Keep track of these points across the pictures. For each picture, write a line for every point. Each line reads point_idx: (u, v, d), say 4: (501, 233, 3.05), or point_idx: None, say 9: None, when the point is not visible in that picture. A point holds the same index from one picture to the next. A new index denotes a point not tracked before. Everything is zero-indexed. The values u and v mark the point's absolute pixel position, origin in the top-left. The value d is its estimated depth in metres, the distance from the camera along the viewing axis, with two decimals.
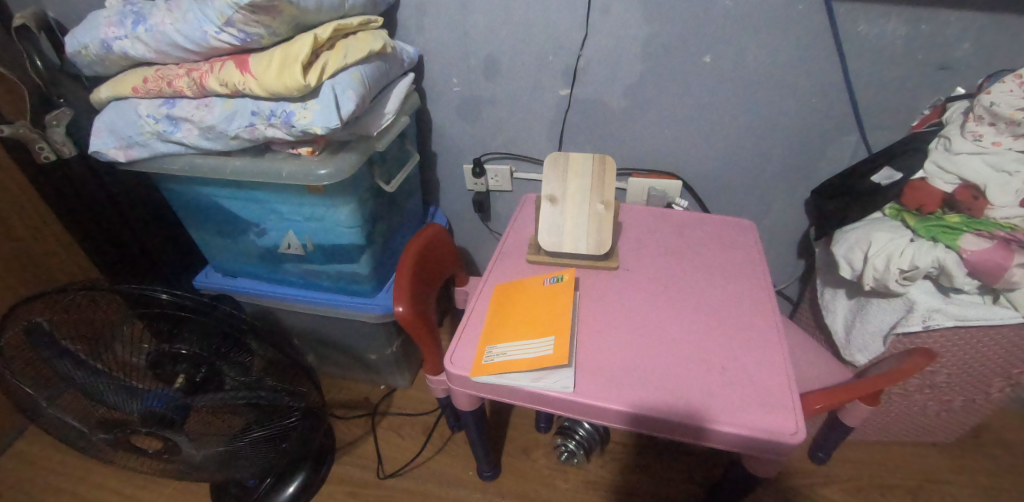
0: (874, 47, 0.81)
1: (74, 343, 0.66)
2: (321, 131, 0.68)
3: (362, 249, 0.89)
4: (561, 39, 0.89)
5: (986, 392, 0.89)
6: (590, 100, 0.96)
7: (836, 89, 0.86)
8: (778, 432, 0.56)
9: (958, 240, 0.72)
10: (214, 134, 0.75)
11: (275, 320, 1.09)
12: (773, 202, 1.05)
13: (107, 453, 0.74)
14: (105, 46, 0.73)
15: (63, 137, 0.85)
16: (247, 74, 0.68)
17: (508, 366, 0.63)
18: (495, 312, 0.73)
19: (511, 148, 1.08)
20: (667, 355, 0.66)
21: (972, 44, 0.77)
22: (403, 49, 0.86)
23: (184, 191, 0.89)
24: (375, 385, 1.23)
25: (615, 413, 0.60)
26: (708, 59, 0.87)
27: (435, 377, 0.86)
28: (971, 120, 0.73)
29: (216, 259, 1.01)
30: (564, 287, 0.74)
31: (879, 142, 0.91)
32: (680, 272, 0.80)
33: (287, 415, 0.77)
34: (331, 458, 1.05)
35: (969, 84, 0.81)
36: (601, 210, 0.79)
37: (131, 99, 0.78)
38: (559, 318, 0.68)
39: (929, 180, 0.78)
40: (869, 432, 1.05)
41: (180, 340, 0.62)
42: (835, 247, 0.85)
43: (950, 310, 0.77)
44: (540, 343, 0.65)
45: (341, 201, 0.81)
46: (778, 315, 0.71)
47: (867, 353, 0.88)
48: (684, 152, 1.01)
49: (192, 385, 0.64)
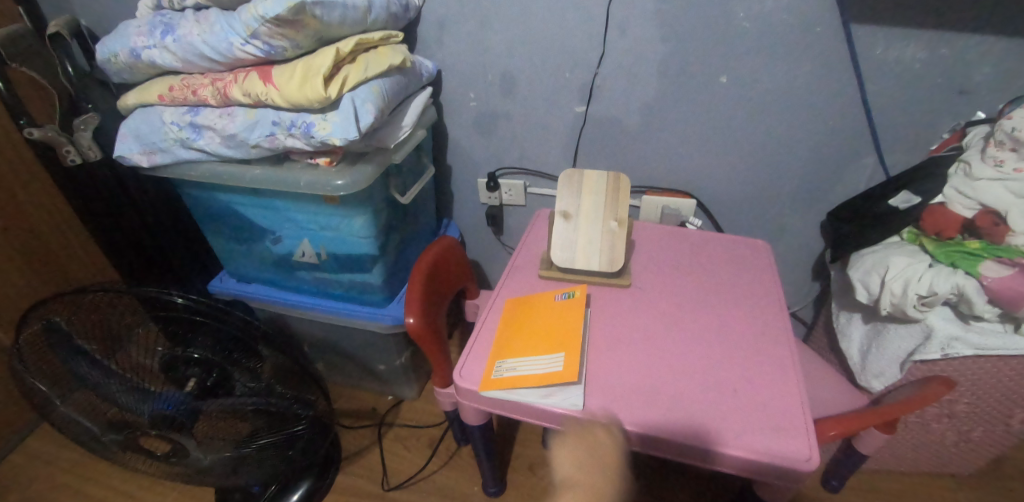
0: (891, 71, 0.81)
1: (90, 344, 0.67)
2: (339, 142, 0.69)
3: (375, 259, 0.89)
4: (578, 56, 0.90)
5: (1007, 423, 0.87)
6: (606, 118, 0.97)
7: (854, 111, 0.86)
8: (792, 458, 0.55)
9: (978, 266, 0.71)
10: (235, 142, 0.76)
11: (286, 327, 1.09)
12: (788, 223, 1.04)
13: (116, 453, 0.75)
14: (133, 55, 0.76)
15: (89, 142, 0.86)
16: (270, 85, 0.69)
17: (514, 381, 0.63)
18: (507, 326, 0.73)
19: (525, 164, 1.08)
20: (678, 375, 0.65)
21: (992, 69, 0.77)
22: (423, 63, 0.88)
23: (203, 196, 0.90)
24: (381, 396, 1.23)
25: (624, 433, 0.59)
26: (724, 79, 0.87)
27: (443, 390, 0.86)
28: (993, 145, 0.72)
29: (230, 264, 1.02)
30: (575, 304, 0.74)
31: (897, 166, 0.91)
32: (693, 292, 0.80)
33: (295, 423, 0.78)
34: (334, 468, 1.04)
35: (990, 108, 0.80)
36: (615, 227, 0.79)
37: (157, 106, 0.80)
38: (570, 335, 0.68)
39: (947, 204, 0.77)
40: (884, 461, 1.02)
41: (194, 345, 0.64)
42: (851, 271, 0.84)
43: (970, 339, 0.76)
44: (548, 359, 0.65)
45: (355, 211, 0.82)
46: (792, 338, 0.70)
47: (884, 379, 0.85)
48: (698, 171, 1.00)
49: (203, 389, 0.66)
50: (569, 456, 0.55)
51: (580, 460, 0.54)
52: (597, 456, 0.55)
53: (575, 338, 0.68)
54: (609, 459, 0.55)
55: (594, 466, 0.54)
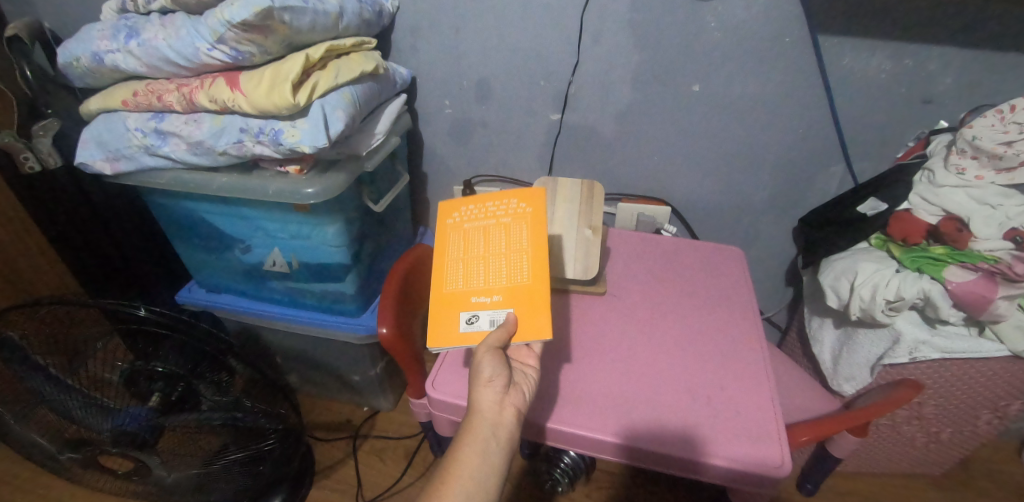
0: (857, 81, 0.83)
1: (49, 358, 0.63)
2: (309, 150, 0.68)
3: (349, 269, 0.88)
4: (553, 64, 0.90)
5: (974, 424, 0.88)
6: (582, 126, 0.97)
7: (823, 120, 0.88)
8: (765, 464, 0.56)
9: (943, 272, 0.73)
10: (202, 149, 0.74)
11: (258, 338, 1.06)
12: (761, 230, 1.06)
13: (77, 474, 0.72)
14: (96, 59, 0.73)
15: (49, 147, 0.84)
16: (236, 91, 0.68)
17: (535, 289, 0.59)
18: (536, 225, 0.64)
19: (501, 171, 1.08)
20: (653, 381, 0.65)
21: (953, 80, 0.79)
22: (397, 71, 0.87)
23: (170, 204, 0.88)
24: (357, 407, 1.20)
25: (600, 443, 0.59)
26: (697, 88, 0.88)
27: (418, 401, 0.84)
28: (955, 153, 0.74)
29: (198, 274, 1.00)
30: (444, 220, 0.68)
31: (864, 174, 0.93)
32: (668, 298, 0.80)
33: (263, 438, 0.74)
34: (309, 480, 1.02)
35: (952, 117, 0.82)
36: (589, 234, 0.79)
37: (121, 112, 0.78)
38: (441, 269, 0.64)
39: (913, 211, 0.79)
40: (858, 463, 1.03)
41: (157, 358, 0.60)
42: (822, 276, 0.86)
43: (936, 342, 0.78)
44: (491, 287, 0.60)
45: (327, 219, 0.80)
46: (764, 345, 0.71)
47: (855, 383, 0.87)
48: (673, 178, 1.01)
49: (167, 403, 0.63)
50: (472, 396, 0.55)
51: (479, 388, 0.54)
52: (491, 376, 0.54)
53: (444, 273, 0.63)
54: (495, 374, 0.55)
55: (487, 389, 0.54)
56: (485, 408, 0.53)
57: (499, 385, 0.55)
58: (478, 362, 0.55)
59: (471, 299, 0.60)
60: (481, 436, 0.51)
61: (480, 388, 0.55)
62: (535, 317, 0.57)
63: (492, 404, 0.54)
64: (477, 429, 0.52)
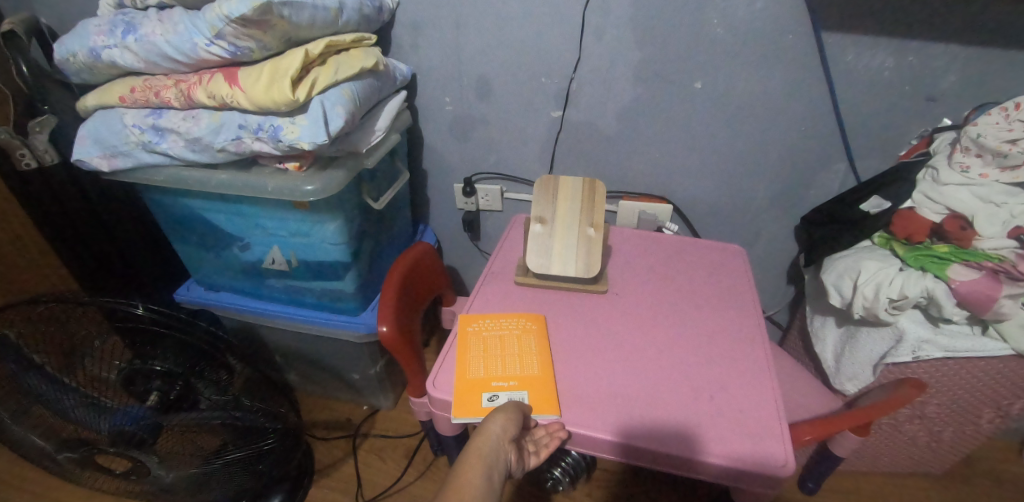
0: (861, 79, 0.82)
1: (45, 357, 0.62)
2: (309, 147, 0.68)
3: (348, 267, 0.87)
4: (555, 60, 0.89)
5: (976, 423, 0.88)
6: (583, 123, 0.97)
7: (826, 117, 0.87)
8: (768, 463, 0.55)
9: (947, 270, 0.72)
10: (200, 146, 0.74)
11: (257, 336, 1.06)
12: (763, 228, 1.05)
13: (73, 473, 0.71)
14: (93, 55, 0.72)
15: (46, 144, 0.84)
16: (235, 87, 0.67)
17: (548, 377, 0.64)
18: (546, 342, 0.70)
19: (502, 169, 1.07)
20: (655, 381, 0.65)
21: (957, 78, 0.78)
22: (397, 67, 0.86)
23: (168, 201, 0.87)
24: (357, 406, 1.20)
25: (601, 442, 0.58)
26: (699, 85, 0.87)
27: (418, 399, 0.84)
28: (958, 151, 0.74)
29: (196, 271, 0.99)
30: (463, 328, 0.72)
31: (867, 172, 0.92)
32: (669, 297, 0.79)
33: (263, 436, 0.74)
34: (308, 480, 1.01)
35: (955, 115, 0.82)
36: (591, 233, 0.78)
37: (118, 108, 0.77)
38: (463, 362, 0.67)
39: (917, 210, 0.78)
40: (859, 462, 1.03)
41: (154, 358, 0.60)
42: (825, 274, 0.85)
43: (939, 341, 0.77)
44: (509, 374, 0.64)
45: (326, 217, 0.80)
46: (766, 343, 0.71)
47: (857, 382, 0.87)
48: (675, 176, 1.01)
49: (165, 402, 0.61)
50: (481, 424, 0.54)
51: (492, 422, 0.54)
52: (507, 423, 0.54)
53: (464, 359, 0.67)
54: (509, 422, 0.54)
55: (499, 426, 0.53)
56: (493, 433, 0.52)
57: (511, 429, 0.54)
58: (495, 409, 0.56)
59: (491, 382, 0.63)
60: (481, 462, 0.49)
61: (493, 420, 0.54)
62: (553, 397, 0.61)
63: (499, 438, 0.52)
64: (479, 451, 0.50)
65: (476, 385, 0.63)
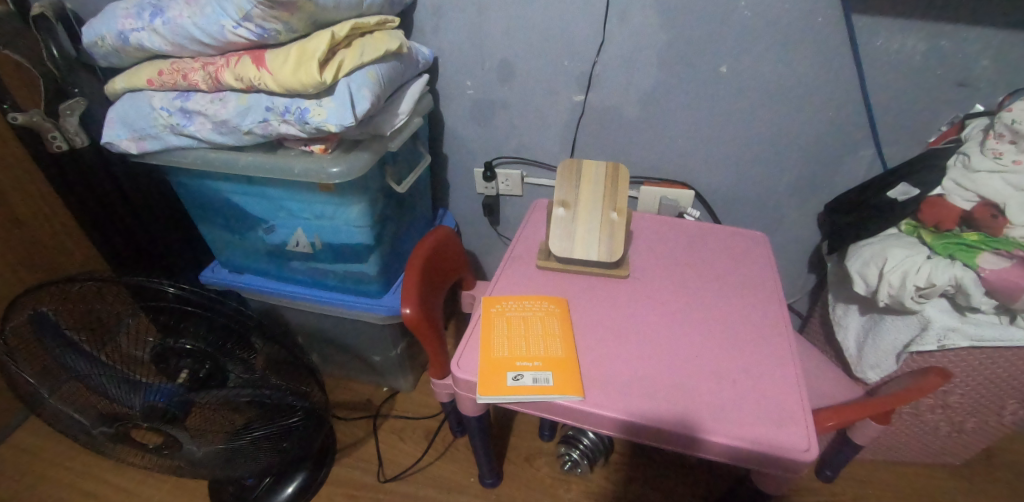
0: (891, 63, 0.80)
1: (79, 334, 0.64)
2: (335, 129, 0.68)
3: (371, 250, 0.88)
4: (577, 44, 0.89)
5: (1000, 414, 0.87)
6: (605, 107, 0.96)
7: (855, 103, 0.86)
8: (791, 448, 0.55)
9: (976, 258, 0.71)
10: (227, 128, 0.74)
11: (280, 318, 1.08)
12: (785, 215, 1.04)
13: (106, 446, 0.73)
14: (122, 38, 0.73)
15: (76, 127, 0.85)
16: (262, 69, 0.67)
17: (571, 359, 0.65)
18: (569, 323, 0.71)
19: (522, 153, 1.07)
20: (677, 365, 0.65)
21: (992, 62, 0.76)
22: (419, 50, 0.86)
23: (195, 184, 0.88)
24: (377, 387, 1.22)
25: (622, 423, 0.59)
26: (724, 69, 0.86)
27: (440, 381, 0.85)
28: (992, 138, 0.72)
29: (221, 253, 1.01)
30: (487, 309, 0.73)
31: (894, 158, 0.91)
32: (691, 283, 0.79)
33: (290, 414, 0.75)
34: (331, 459, 1.04)
35: (988, 101, 0.80)
36: (614, 217, 0.78)
37: (146, 91, 0.78)
38: (487, 342, 0.68)
39: (946, 197, 0.77)
40: (878, 451, 1.03)
41: (184, 335, 0.62)
42: (850, 262, 0.84)
43: (965, 330, 0.76)
44: (533, 354, 0.65)
45: (351, 199, 0.81)
46: (789, 329, 0.70)
47: (879, 371, 0.87)
48: (696, 162, 1.00)
49: (196, 380, 0.63)
50: None
51: None
52: None
53: (489, 339, 0.68)
54: None
55: None
56: None
57: None
58: None
59: (517, 362, 0.64)
60: None
61: None
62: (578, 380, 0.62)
63: None
64: None
65: (501, 363, 0.64)
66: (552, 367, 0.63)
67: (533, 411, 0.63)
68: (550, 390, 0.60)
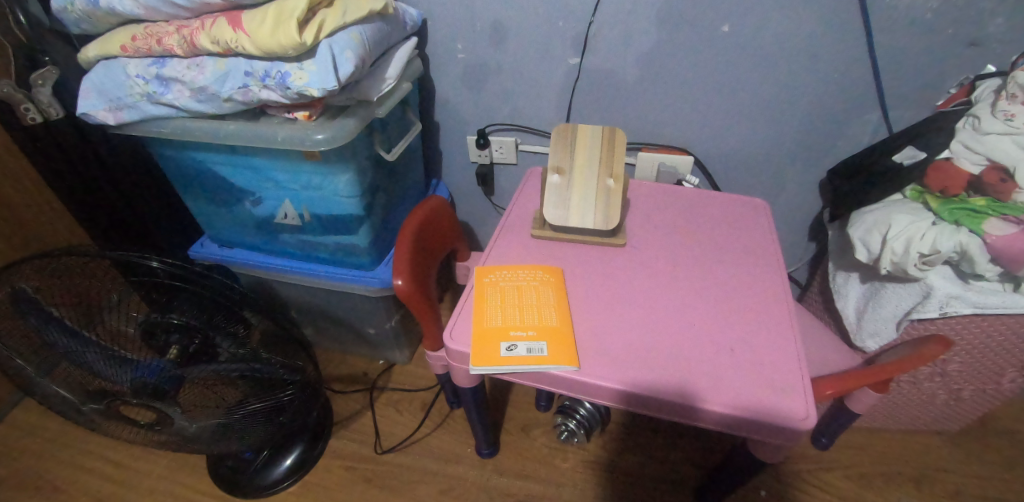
0: (902, 21, 0.76)
1: (63, 310, 0.62)
2: (318, 93, 0.65)
3: (362, 221, 0.86)
4: (572, 4, 0.84)
5: (998, 382, 0.87)
6: (602, 71, 0.92)
7: (863, 63, 0.82)
8: (789, 416, 0.54)
9: (982, 224, 0.69)
10: (206, 95, 0.71)
11: (273, 292, 1.06)
12: (787, 182, 1.02)
13: (99, 423, 0.72)
14: (90, 1, 0.69)
15: (49, 98, 0.81)
16: (239, 31, 0.64)
17: (566, 329, 0.64)
18: (564, 293, 0.69)
19: (516, 120, 1.04)
20: (673, 334, 0.64)
21: (1005, 20, 0.73)
22: (406, 11, 0.82)
23: (178, 156, 0.85)
24: (373, 360, 1.22)
25: (616, 393, 0.58)
26: (726, 29, 0.82)
27: (434, 353, 0.84)
28: (1004, 99, 0.69)
29: (210, 228, 0.99)
30: (480, 280, 0.71)
31: (901, 122, 0.88)
32: (689, 251, 0.77)
33: (283, 388, 0.75)
34: (327, 433, 1.04)
35: (1001, 61, 0.77)
36: (610, 184, 0.75)
37: (120, 58, 0.74)
38: (480, 312, 0.66)
39: (954, 160, 0.74)
40: (875, 418, 1.04)
41: (172, 310, 0.60)
42: (852, 230, 0.82)
43: (969, 297, 0.75)
44: (527, 324, 0.64)
45: (338, 168, 0.78)
46: (789, 298, 0.69)
47: (879, 339, 0.85)
48: (696, 128, 0.97)
49: (185, 355, 0.61)
50: None
51: None
52: None
53: (481, 309, 0.66)
54: None
55: None
56: None
57: None
58: None
59: (511, 331, 0.63)
60: None
61: None
62: (573, 351, 0.60)
63: None
64: None
65: (495, 334, 0.63)
66: (547, 337, 0.62)
67: (528, 381, 0.62)
68: (545, 361, 0.59)
